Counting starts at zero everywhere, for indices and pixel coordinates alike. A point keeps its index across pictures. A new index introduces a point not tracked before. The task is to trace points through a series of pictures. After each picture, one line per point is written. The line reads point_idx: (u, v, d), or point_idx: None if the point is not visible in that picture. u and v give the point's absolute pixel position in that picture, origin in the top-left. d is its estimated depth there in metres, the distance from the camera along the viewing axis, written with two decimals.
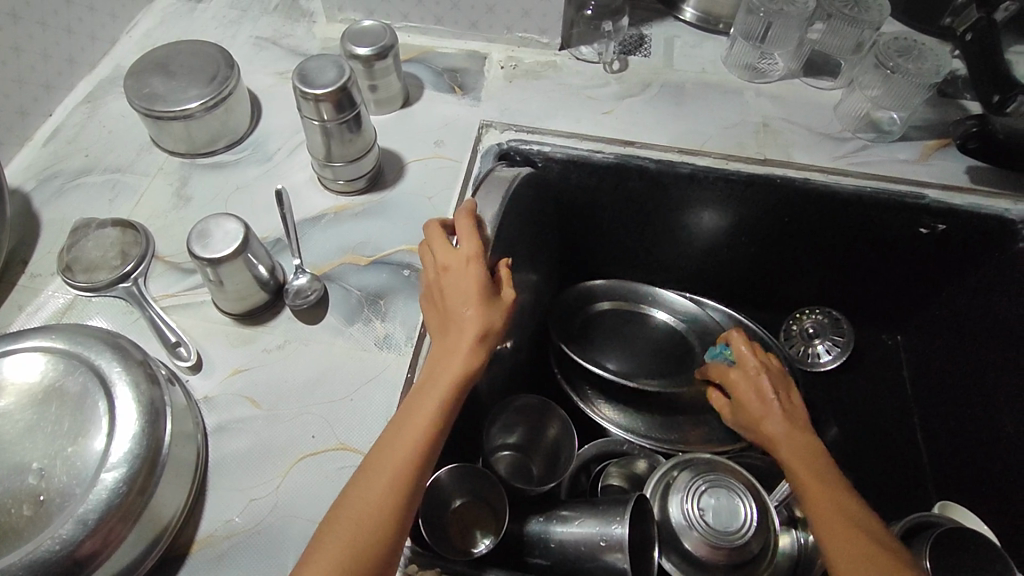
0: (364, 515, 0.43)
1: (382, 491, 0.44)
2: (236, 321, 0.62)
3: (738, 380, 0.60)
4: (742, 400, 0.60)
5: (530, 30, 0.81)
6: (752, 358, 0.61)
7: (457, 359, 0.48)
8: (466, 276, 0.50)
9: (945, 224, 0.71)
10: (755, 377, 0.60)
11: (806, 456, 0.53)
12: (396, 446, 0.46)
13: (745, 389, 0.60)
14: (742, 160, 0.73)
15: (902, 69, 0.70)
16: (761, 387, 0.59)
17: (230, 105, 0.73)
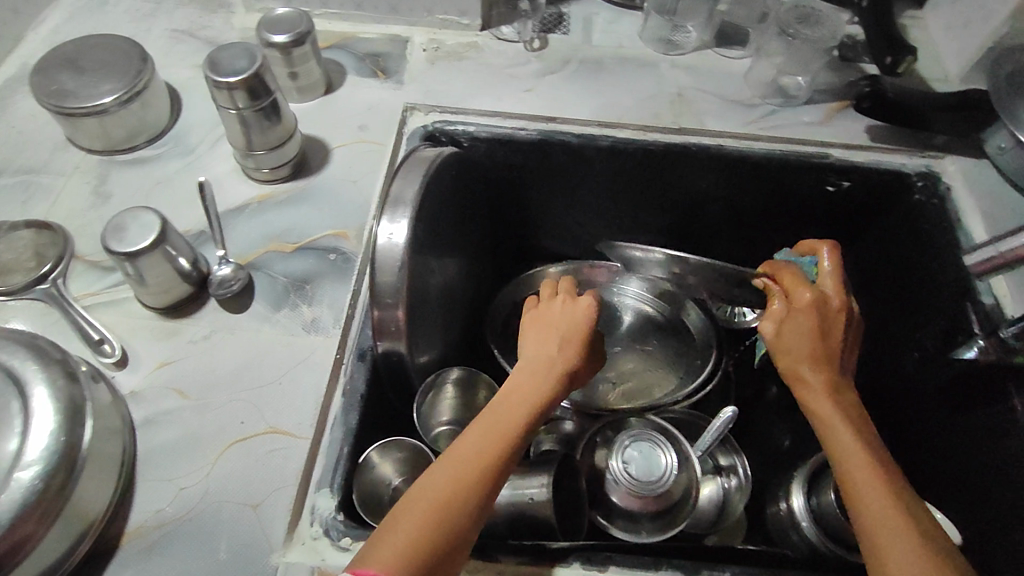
0: (432, 508, 0.43)
1: (450, 486, 0.44)
2: (161, 314, 0.61)
3: (808, 305, 0.58)
4: (797, 328, 0.58)
5: (450, 11, 0.82)
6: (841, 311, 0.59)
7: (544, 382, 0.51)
8: (578, 313, 0.55)
9: (850, 180, 0.75)
10: (835, 323, 0.58)
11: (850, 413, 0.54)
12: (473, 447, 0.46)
13: (802, 315, 0.58)
14: (659, 131, 0.76)
15: (802, 36, 0.73)
16: (831, 325, 0.58)
17: (147, 99, 0.71)
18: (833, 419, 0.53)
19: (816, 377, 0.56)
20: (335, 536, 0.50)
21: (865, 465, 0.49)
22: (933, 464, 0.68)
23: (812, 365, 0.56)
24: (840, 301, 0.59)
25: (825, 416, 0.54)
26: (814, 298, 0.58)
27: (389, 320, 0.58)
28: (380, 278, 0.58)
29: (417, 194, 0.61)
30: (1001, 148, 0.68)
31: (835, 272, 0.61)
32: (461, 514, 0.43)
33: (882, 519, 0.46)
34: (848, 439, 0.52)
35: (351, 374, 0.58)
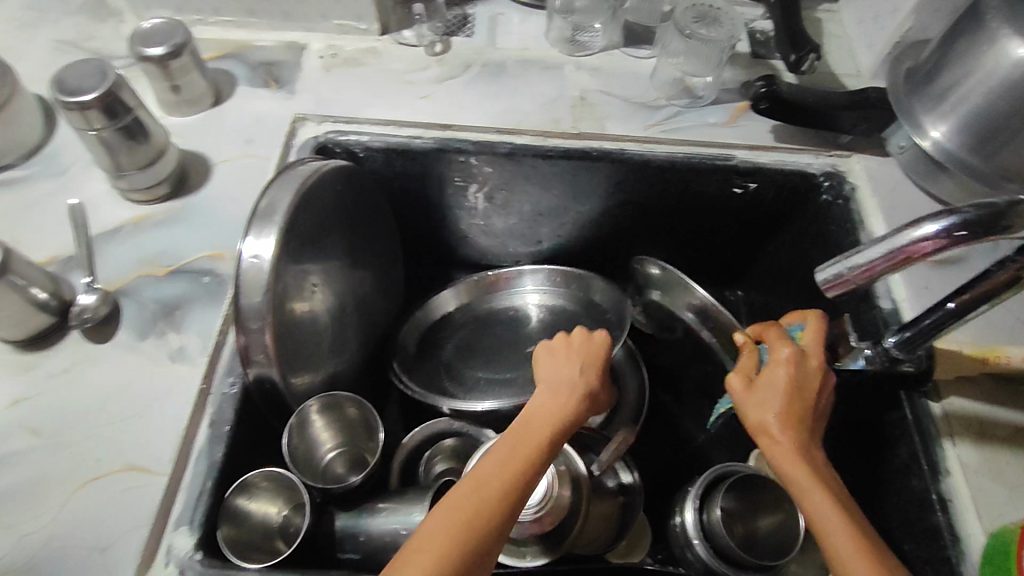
0: (431, 571, 0.41)
1: (451, 545, 0.42)
2: (21, 347, 0.58)
3: (790, 362, 0.52)
4: (775, 382, 0.51)
5: (345, 16, 0.79)
6: (817, 356, 0.53)
7: (559, 413, 0.51)
8: (593, 347, 0.57)
9: (755, 182, 0.73)
10: (812, 373, 0.52)
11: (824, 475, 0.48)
12: (480, 495, 0.44)
13: (780, 371, 0.52)
14: (559, 136, 0.73)
15: (698, 35, 0.72)
16: (807, 384, 0.52)
17: (10, 117, 0.68)
18: (806, 484, 0.47)
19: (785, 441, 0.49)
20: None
21: (846, 533, 0.44)
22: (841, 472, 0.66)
23: (782, 424, 0.50)
24: (821, 360, 0.53)
25: (801, 483, 0.47)
26: (795, 356, 0.52)
27: (256, 342, 0.55)
28: (245, 299, 0.54)
29: (291, 207, 0.57)
30: (902, 147, 0.68)
31: (814, 333, 0.54)
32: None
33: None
34: (828, 507, 0.46)
35: (218, 406, 0.55)
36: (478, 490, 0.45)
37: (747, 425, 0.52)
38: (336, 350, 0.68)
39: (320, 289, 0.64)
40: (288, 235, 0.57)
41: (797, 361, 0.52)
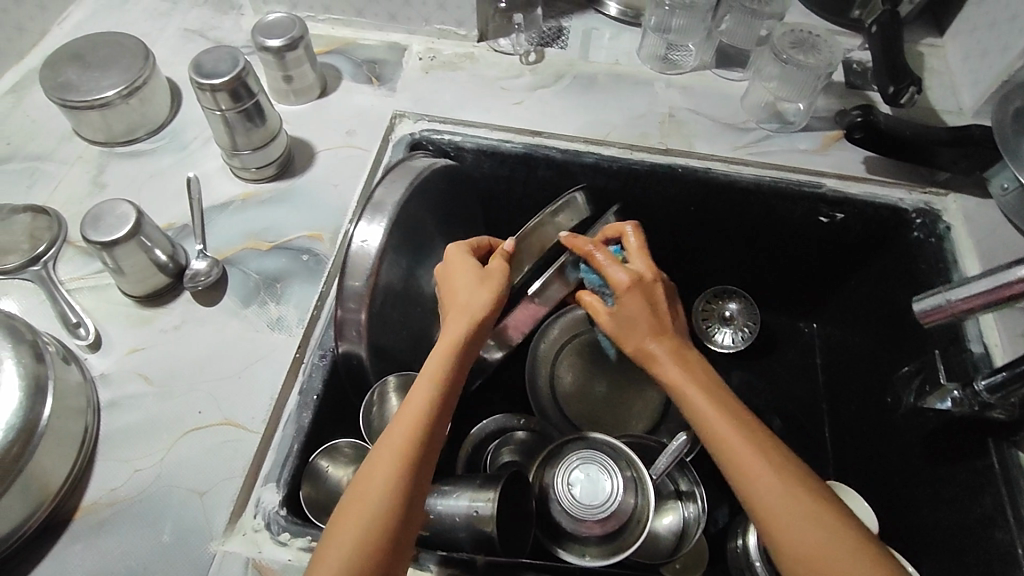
0: (368, 497, 0.45)
1: (388, 467, 0.46)
2: (138, 303, 0.64)
3: (630, 287, 0.57)
4: (632, 311, 0.56)
5: (447, 22, 0.83)
6: (648, 271, 0.59)
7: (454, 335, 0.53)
8: (458, 267, 0.58)
9: (843, 212, 0.72)
10: (649, 288, 0.58)
11: (714, 395, 0.51)
12: (399, 428, 0.47)
13: (635, 299, 0.56)
14: (645, 150, 0.75)
15: (794, 61, 0.71)
16: (654, 299, 0.57)
17: (145, 96, 0.75)
18: (702, 406, 0.50)
19: (661, 351, 0.55)
20: (275, 530, 0.52)
21: (754, 460, 0.46)
22: (910, 515, 0.64)
23: (656, 341, 0.55)
24: (652, 274, 0.59)
25: (701, 408, 0.50)
26: (631, 279, 0.57)
27: (350, 319, 0.59)
28: (348, 280, 0.59)
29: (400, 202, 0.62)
30: (1005, 188, 0.66)
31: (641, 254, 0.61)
32: (393, 503, 0.45)
33: (789, 512, 0.44)
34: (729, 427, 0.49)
35: (309, 374, 0.60)
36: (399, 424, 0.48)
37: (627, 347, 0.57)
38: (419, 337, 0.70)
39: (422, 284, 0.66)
40: (394, 227, 0.61)
41: (639, 282, 0.58)
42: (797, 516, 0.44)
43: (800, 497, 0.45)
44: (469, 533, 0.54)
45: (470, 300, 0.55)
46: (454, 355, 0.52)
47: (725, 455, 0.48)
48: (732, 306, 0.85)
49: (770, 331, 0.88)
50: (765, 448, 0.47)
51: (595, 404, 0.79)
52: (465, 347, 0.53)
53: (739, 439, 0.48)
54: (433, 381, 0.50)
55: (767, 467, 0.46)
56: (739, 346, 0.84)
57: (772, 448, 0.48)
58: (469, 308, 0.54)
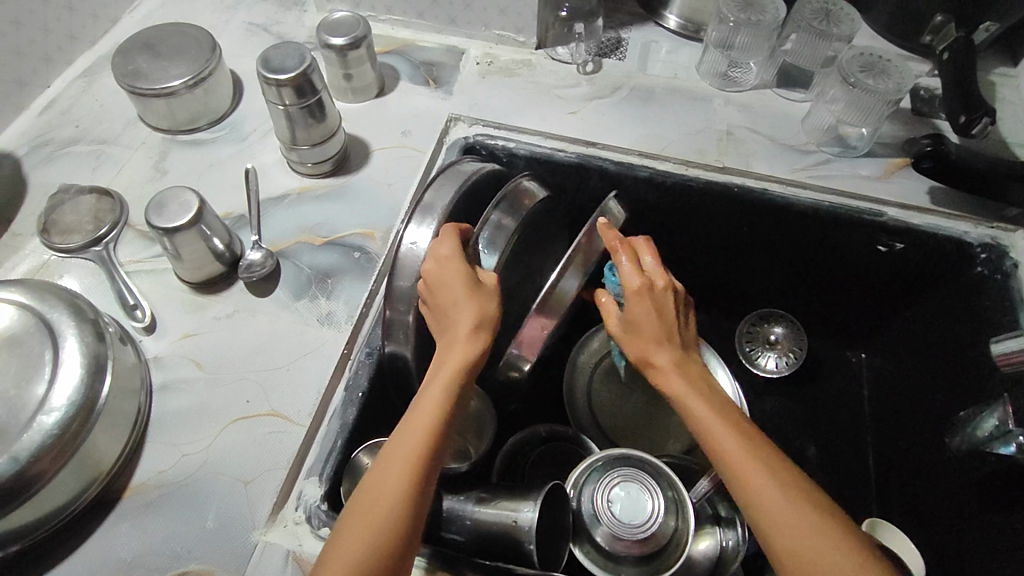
0: (378, 515, 0.45)
1: (397, 485, 0.46)
2: (193, 289, 0.65)
3: (640, 292, 0.55)
4: (639, 318, 0.55)
5: (507, 28, 0.83)
6: (659, 279, 0.56)
7: (463, 350, 0.51)
8: (451, 272, 0.53)
9: (903, 243, 0.70)
10: (659, 296, 0.56)
11: (722, 411, 0.51)
12: (404, 445, 0.48)
13: (644, 305, 0.55)
14: (701, 167, 0.74)
15: (863, 85, 0.69)
16: (665, 310, 0.55)
17: (210, 86, 0.77)
18: (710, 423, 0.50)
19: (666, 360, 0.54)
20: (315, 525, 0.52)
21: (764, 483, 0.46)
22: (957, 559, 0.62)
23: (664, 349, 0.54)
24: (665, 280, 0.56)
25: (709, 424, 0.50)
26: (643, 286, 0.55)
27: (399, 322, 0.58)
28: (397, 280, 0.57)
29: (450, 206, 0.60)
30: None
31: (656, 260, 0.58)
32: (402, 520, 0.45)
33: (800, 536, 0.44)
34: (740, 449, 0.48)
35: (356, 371, 0.60)
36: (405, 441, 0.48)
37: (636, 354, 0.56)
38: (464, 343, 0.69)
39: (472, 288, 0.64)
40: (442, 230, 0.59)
41: (649, 289, 0.55)
42: (810, 540, 0.44)
43: (812, 519, 0.45)
44: (507, 541, 0.54)
45: (468, 314, 0.52)
46: (459, 374, 0.51)
47: (733, 476, 0.47)
48: (777, 330, 0.84)
49: (815, 358, 0.85)
50: (781, 475, 0.47)
51: (631, 419, 0.78)
52: (474, 363, 0.51)
53: (744, 452, 0.48)
54: (442, 399, 0.49)
55: (780, 491, 0.46)
56: (782, 372, 0.83)
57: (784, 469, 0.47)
58: (472, 320, 0.52)
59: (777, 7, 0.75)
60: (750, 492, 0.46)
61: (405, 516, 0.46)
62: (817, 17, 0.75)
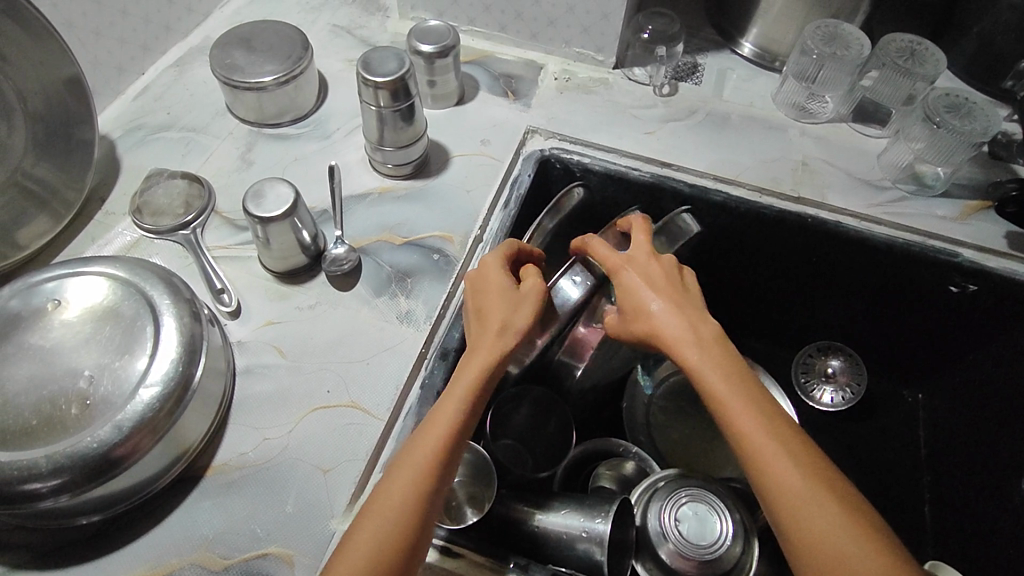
0: (389, 511, 0.45)
1: (405, 487, 0.46)
2: (277, 278, 0.67)
3: (624, 263, 0.57)
4: (630, 287, 0.55)
5: (587, 46, 0.85)
6: (643, 252, 0.58)
7: (485, 351, 0.50)
8: (493, 275, 0.55)
9: (977, 285, 0.70)
10: (646, 264, 0.57)
11: (736, 383, 0.49)
12: (418, 447, 0.47)
13: (632, 275, 0.56)
14: (775, 196, 0.75)
15: (948, 125, 0.70)
16: (649, 274, 0.56)
17: (300, 84, 0.79)
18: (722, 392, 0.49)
19: (675, 332, 0.52)
20: None
21: (776, 457, 0.46)
22: None
23: (671, 323, 0.52)
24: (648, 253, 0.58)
25: (718, 391, 0.49)
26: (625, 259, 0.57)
27: None
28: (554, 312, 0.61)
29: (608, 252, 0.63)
30: None
31: (643, 237, 0.60)
32: (409, 521, 0.45)
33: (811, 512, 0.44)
34: (760, 437, 0.47)
35: (430, 370, 0.61)
36: (421, 439, 0.47)
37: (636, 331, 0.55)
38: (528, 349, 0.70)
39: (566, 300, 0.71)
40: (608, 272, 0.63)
41: (634, 263, 0.57)
42: (826, 520, 0.43)
43: (826, 499, 0.44)
44: (576, 552, 0.54)
45: (507, 320, 0.52)
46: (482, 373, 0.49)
47: (750, 456, 0.47)
48: (835, 363, 0.83)
49: (870, 395, 0.85)
50: (801, 460, 0.46)
51: (691, 445, 0.78)
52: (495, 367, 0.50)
53: (767, 439, 0.46)
54: (460, 403, 0.48)
55: (791, 465, 0.45)
56: (837, 406, 0.83)
57: (794, 439, 0.47)
58: (501, 325, 0.51)
59: (862, 43, 0.76)
60: (765, 473, 0.46)
61: (411, 516, 0.45)
62: (901, 55, 0.76)
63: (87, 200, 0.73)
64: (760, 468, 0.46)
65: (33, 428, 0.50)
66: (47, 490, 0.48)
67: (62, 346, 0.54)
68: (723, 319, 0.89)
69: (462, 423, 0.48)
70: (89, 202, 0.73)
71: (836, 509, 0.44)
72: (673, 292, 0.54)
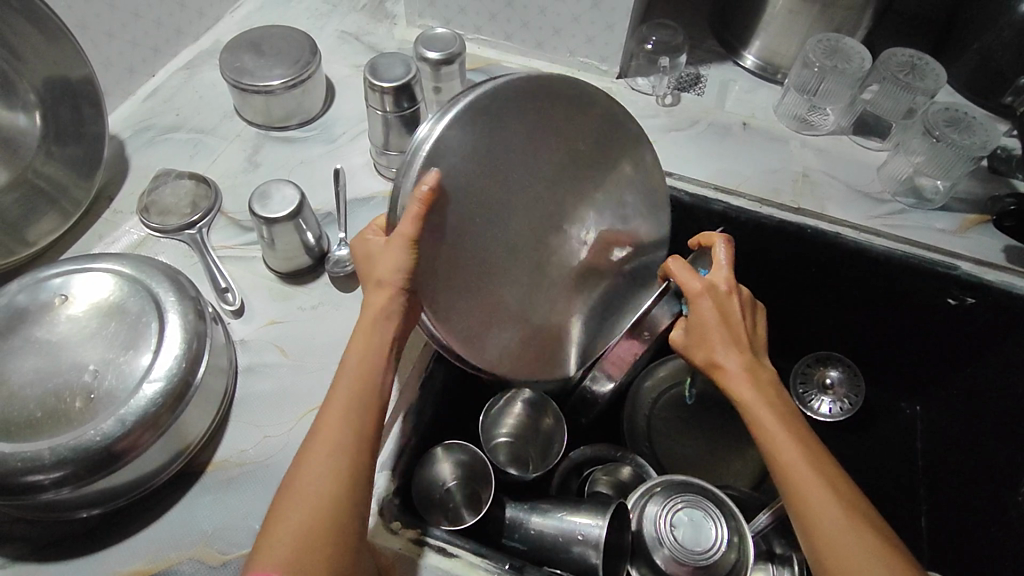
0: (301, 506, 0.44)
1: (315, 478, 0.44)
2: (280, 278, 0.68)
3: (701, 291, 0.56)
4: (703, 317, 0.55)
5: (591, 56, 0.86)
6: (724, 280, 0.56)
7: (372, 324, 0.48)
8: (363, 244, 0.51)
9: (975, 298, 0.70)
10: (724, 297, 0.55)
11: (785, 419, 0.50)
12: (320, 434, 0.46)
13: (707, 303, 0.55)
14: (776, 206, 0.75)
15: (948, 138, 0.71)
16: (725, 306, 0.55)
17: (307, 88, 0.80)
18: (771, 426, 0.50)
19: (733, 364, 0.53)
20: (388, 517, 0.54)
21: (824, 496, 0.46)
22: None
23: (730, 355, 0.53)
24: (729, 283, 0.56)
25: (764, 420, 0.50)
26: (704, 287, 0.56)
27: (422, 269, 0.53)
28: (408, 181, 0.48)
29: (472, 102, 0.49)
30: None
31: (728, 257, 0.58)
32: (325, 514, 0.44)
33: (846, 544, 0.44)
34: (804, 469, 0.47)
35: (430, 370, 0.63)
36: (324, 426, 0.46)
37: (698, 357, 0.55)
38: (502, 293, 0.56)
39: (537, 229, 0.57)
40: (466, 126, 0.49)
41: (712, 291, 0.56)
42: (866, 555, 0.44)
43: (869, 537, 0.45)
44: (573, 554, 0.54)
45: (378, 265, 0.48)
46: (370, 344, 0.48)
47: (791, 486, 0.47)
48: (833, 373, 0.84)
49: (869, 406, 0.85)
50: (841, 494, 0.47)
51: (690, 453, 0.79)
52: (378, 333, 0.48)
53: (808, 472, 0.47)
54: (356, 379, 0.47)
55: (835, 503, 0.46)
56: (835, 417, 0.83)
57: (840, 481, 0.48)
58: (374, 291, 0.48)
59: (862, 57, 0.77)
60: (804, 503, 0.46)
61: (328, 505, 0.44)
62: (902, 69, 0.77)
63: (96, 199, 0.74)
64: (801, 497, 0.47)
65: (38, 420, 0.51)
66: (50, 482, 0.49)
67: (67, 341, 0.55)
68: None
69: (363, 401, 0.47)
70: (97, 201, 0.74)
71: (875, 544, 0.44)
72: (739, 324, 0.54)
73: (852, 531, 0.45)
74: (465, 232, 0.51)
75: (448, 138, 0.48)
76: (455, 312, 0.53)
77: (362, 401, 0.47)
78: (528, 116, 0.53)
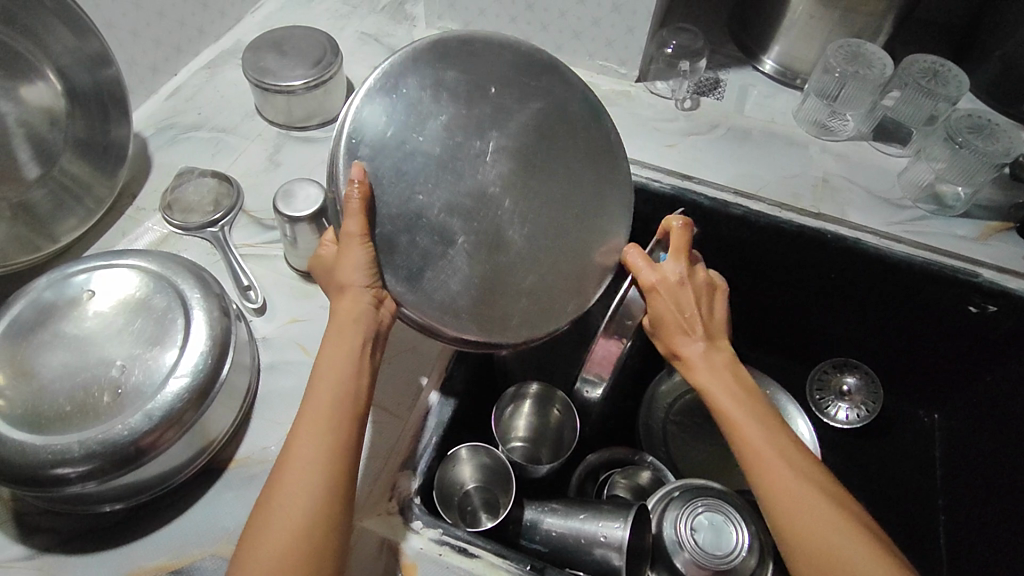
0: (287, 505, 0.44)
1: (298, 477, 0.45)
2: (302, 277, 0.69)
3: (659, 283, 0.57)
4: (663, 310, 0.56)
5: (611, 59, 0.86)
6: (679, 268, 0.57)
7: (341, 326, 0.49)
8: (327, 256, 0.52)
9: (996, 305, 0.70)
10: (679, 286, 0.56)
11: (747, 406, 0.51)
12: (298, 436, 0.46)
13: (665, 296, 0.56)
14: (796, 211, 0.75)
15: (971, 145, 0.71)
16: (681, 295, 0.56)
17: (328, 88, 0.81)
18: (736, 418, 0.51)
19: (694, 353, 0.54)
20: (410, 516, 0.54)
21: (790, 483, 0.47)
22: None
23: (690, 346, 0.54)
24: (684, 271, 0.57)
25: (735, 417, 0.51)
26: (660, 279, 0.57)
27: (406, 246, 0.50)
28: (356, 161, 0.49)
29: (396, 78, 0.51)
30: None
31: (684, 242, 0.58)
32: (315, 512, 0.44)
33: (815, 529, 0.45)
34: (769, 457, 0.48)
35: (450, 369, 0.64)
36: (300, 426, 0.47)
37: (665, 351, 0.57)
38: (483, 262, 0.54)
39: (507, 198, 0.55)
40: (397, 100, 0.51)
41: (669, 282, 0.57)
42: (836, 538, 0.45)
43: (836, 519, 0.46)
44: (595, 556, 0.55)
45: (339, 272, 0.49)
46: (342, 343, 0.49)
47: (760, 477, 0.48)
48: (851, 380, 0.84)
49: (886, 413, 0.85)
50: (806, 479, 0.48)
51: (708, 457, 0.79)
52: (349, 334, 0.49)
53: (772, 460, 0.48)
54: (336, 381, 0.48)
55: (801, 489, 0.47)
56: (852, 423, 0.83)
57: (804, 464, 0.49)
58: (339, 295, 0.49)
59: (884, 63, 0.78)
60: (773, 493, 0.47)
61: (314, 502, 0.44)
62: (924, 76, 0.77)
63: (120, 196, 0.75)
64: (771, 488, 0.48)
65: (67, 414, 0.51)
66: (76, 475, 0.49)
67: (93, 336, 0.55)
68: (742, 332, 0.91)
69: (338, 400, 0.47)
70: (121, 198, 0.75)
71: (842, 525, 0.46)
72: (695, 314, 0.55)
73: (821, 515, 0.46)
74: (422, 204, 0.51)
75: (367, 127, 0.50)
76: (438, 294, 0.52)
77: (337, 400, 0.47)
78: (440, 82, 0.53)
